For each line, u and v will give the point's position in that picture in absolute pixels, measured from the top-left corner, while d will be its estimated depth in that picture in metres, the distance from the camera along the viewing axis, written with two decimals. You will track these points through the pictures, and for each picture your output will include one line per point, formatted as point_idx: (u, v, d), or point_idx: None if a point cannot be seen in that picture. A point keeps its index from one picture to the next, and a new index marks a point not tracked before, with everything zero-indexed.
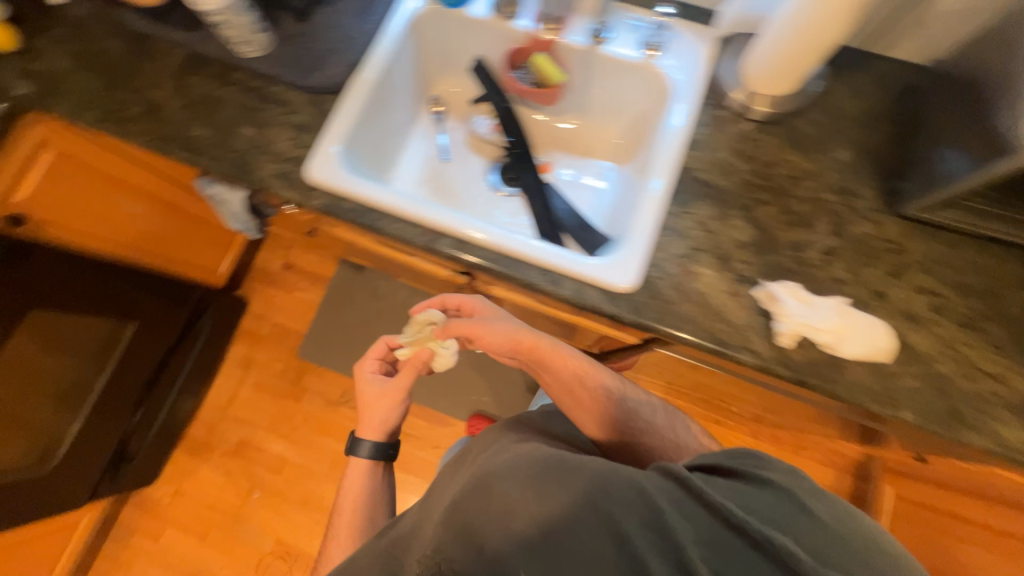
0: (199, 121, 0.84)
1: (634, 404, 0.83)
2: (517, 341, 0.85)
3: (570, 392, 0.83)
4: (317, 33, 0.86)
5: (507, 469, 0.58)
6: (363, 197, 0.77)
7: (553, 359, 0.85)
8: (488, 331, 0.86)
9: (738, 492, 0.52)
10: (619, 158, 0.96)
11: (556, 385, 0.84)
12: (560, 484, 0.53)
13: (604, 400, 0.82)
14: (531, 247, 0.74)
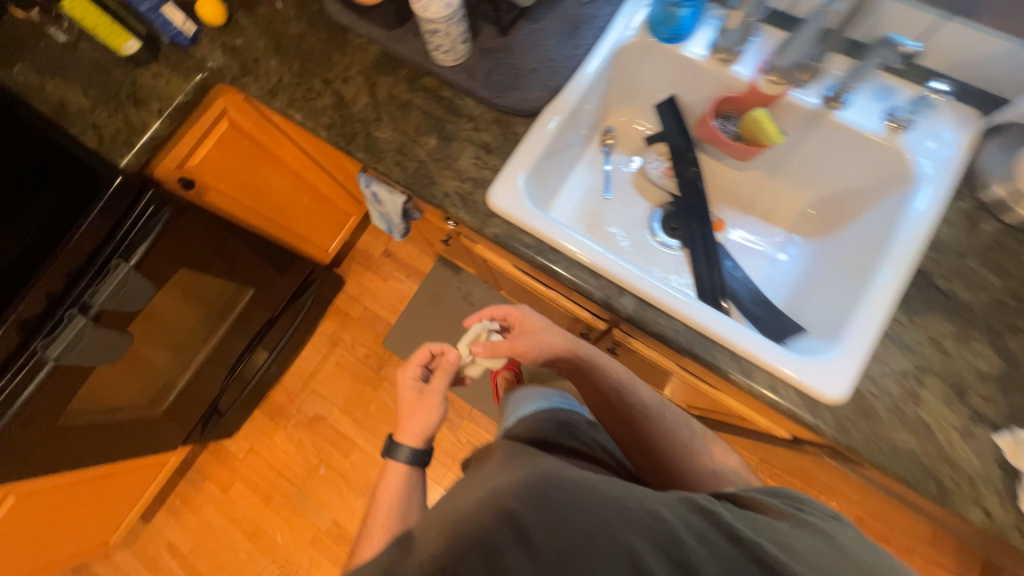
0: (384, 123, 0.82)
1: (672, 425, 0.77)
2: (561, 352, 0.79)
3: (611, 405, 0.77)
4: (517, 50, 0.81)
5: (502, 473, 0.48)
6: (548, 235, 0.72)
7: (600, 371, 0.79)
8: (534, 337, 0.81)
9: (764, 528, 0.49)
10: (802, 231, 0.86)
11: (598, 399, 0.78)
12: (568, 496, 0.45)
13: (644, 418, 0.76)
14: (724, 326, 0.66)
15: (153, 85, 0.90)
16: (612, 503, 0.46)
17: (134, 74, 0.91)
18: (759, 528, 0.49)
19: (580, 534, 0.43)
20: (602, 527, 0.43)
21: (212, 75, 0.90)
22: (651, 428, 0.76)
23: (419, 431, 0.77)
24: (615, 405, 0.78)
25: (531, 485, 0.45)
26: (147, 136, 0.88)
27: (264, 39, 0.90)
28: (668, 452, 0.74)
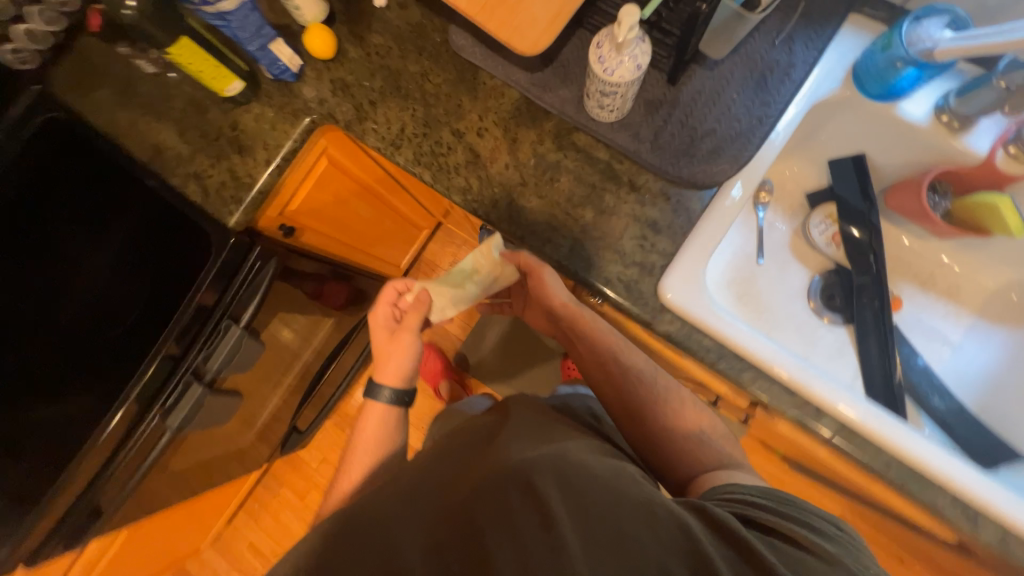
0: (529, 189, 0.71)
1: (666, 398, 0.70)
2: (553, 300, 0.71)
3: (607, 371, 0.71)
4: (692, 105, 0.68)
5: (522, 468, 0.50)
6: (733, 339, 0.63)
7: (594, 332, 0.72)
8: (542, 281, 0.71)
9: (797, 558, 0.45)
10: (991, 315, 0.76)
11: (592, 362, 0.72)
12: (575, 485, 0.47)
13: (640, 386, 0.70)
14: (944, 462, 0.58)
15: (258, 128, 0.80)
16: (617, 494, 0.47)
17: (235, 115, 0.80)
18: (795, 563, 0.45)
19: (589, 523, 0.44)
20: (611, 524, 0.44)
21: (322, 118, 0.80)
22: (640, 396, 0.69)
23: (398, 373, 0.73)
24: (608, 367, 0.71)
25: (552, 470, 0.48)
26: (255, 189, 0.79)
27: (379, 76, 0.78)
28: (653, 422, 0.68)
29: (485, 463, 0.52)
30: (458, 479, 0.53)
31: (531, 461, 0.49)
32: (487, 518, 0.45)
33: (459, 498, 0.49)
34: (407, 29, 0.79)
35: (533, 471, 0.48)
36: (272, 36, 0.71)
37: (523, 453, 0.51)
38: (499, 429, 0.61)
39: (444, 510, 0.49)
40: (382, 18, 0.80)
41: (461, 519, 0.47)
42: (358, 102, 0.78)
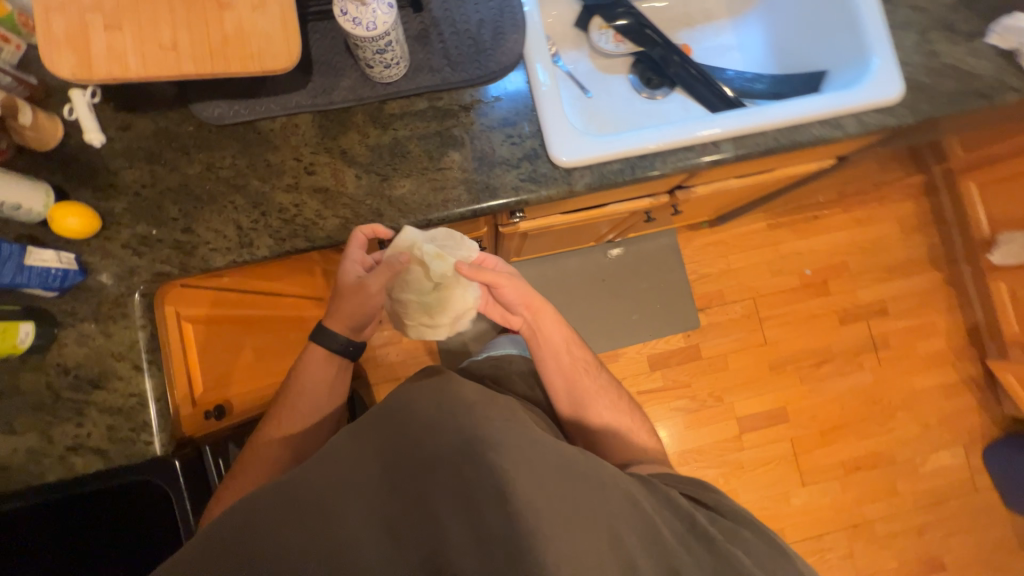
0: (394, 177, 0.70)
1: (599, 387, 0.84)
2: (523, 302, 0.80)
3: (556, 356, 0.84)
4: (451, 13, 0.71)
5: (517, 438, 0.50)
6: (630, 149, 0.71)
7: (555, 324, 0.84)
8: (512, 282, 0.79)
9: (734, 535, 0.54)
10: (738, 8, 0.95)
11: (545, 355, 0.83)
12: (555, 474, 0.49)
13: (576, 373, 0.84)
14: (799, 108, 0.73)
15: (92, 349, 0.66)
16: (590, 481, 0.50)
17: (54, 358, 0.65)
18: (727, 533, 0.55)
19: (558, 508, 0.46)
20: (581, 504, 0.48)
21: (150, 285, 0.68)
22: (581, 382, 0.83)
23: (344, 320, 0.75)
24: (563, 361, 0.84)
25: (526, 449, 0.49)
26: (150, 402, 0.66)
27: (170, 203, 0.68)
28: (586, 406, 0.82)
29: (455, 425, 0.50)
30: (404, 433, 0.49)
31: (498, 443, 0.49)
32: (450, 476, 0.46)
33: (414, 472, 0.47)
34: (154, 143, 0.69)
35: (501, 454, 0.48)
36: (18, 248, 0.58)
37: (492, 429, 0.50)
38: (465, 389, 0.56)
39: (390, 477, 0.46)
40: (117, 152, 0.68)
41: (409, 473, 0.47)
42: (172, 241, 0.67)
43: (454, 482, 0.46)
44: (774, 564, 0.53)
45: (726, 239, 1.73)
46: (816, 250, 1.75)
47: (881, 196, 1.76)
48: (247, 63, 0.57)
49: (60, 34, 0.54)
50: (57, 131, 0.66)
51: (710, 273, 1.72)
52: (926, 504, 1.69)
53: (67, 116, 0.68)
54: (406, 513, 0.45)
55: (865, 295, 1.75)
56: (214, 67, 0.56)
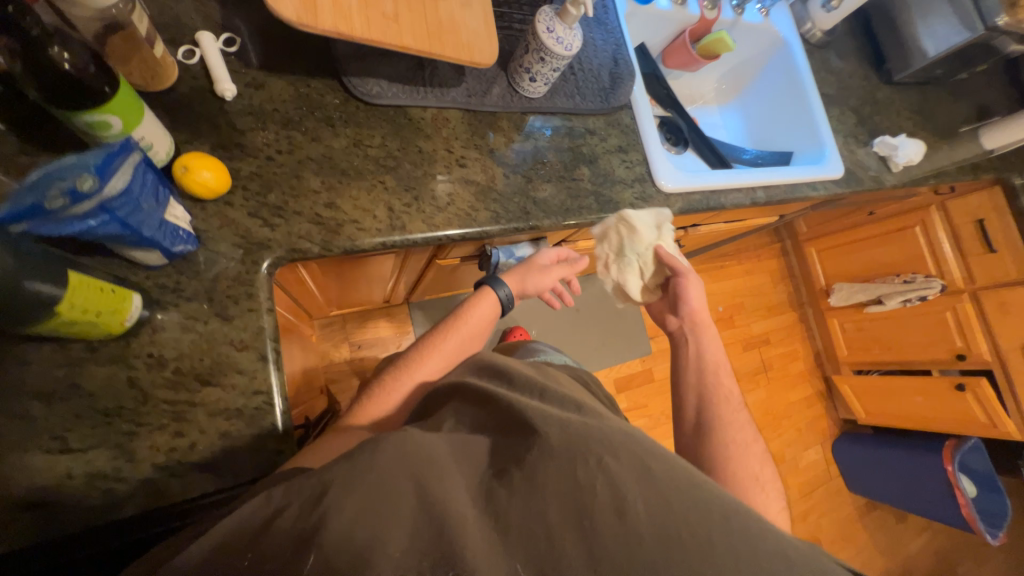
0: (536, 181, 0.75)
1: (737, 419, 0.70)
2: (692, 307, 0.80)
3: (697, 372, 0.77)
4: (578, 54, 0.83)
5: (625, 448, 0.45)
6: (706, 186, 0.90)
7: (711, 338, 0.80)
8: (693, 285, 0.82)
9: None
10: (723, 99, 1.29)
11: (689, 371, 0.78)
12: (683, 497, 0.42)
13: (718, 396, 0.73)
14: (795, 174, 1.03)
15: (201, 337, 0.52)
16: (719, 512, 0.42)
17: (144, 348, 0.50)
18: None
19: (674, 539, 0.39)
20: (706, 541, 0.40)
21: (276, 261, 0.58)
22: (708, 399, 0.73)
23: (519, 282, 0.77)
24: (702, 378, 0.76)
25: (638, 460, 0.44)
26: (276, 404, 0.54)
27: (311, 174, 0.61)
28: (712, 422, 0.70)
29: (559, 420, 0.47)
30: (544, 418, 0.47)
31: (613, 448, 0.45)
32: (559, 473, 0.42)
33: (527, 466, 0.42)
34: (292, 109, 0.62)
35: (617, 462, 0.43)
36: (167, 195, 0.46)
37: (607, 435, 0.46)
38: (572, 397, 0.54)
39: (515, 464, 0.43)
40: (245, 110, 0.59)
41: (537, 460, 0.43)
42: (313, 215, 0.60)
43: (572, 471, 0.42)
44: None
45: None
46: (723, 292, 2.22)
47: (759, 254, 2.35)
48: (460, 53, 0.60)
49: None
50: (175, 74, 0.55)
51: None
52: (805, 492, 2.16)
53: (186, 60, 0.57)
54: (516, 505, 0.40)
55: (756, 327, 2.26)
56: (431, 50, 0.57)
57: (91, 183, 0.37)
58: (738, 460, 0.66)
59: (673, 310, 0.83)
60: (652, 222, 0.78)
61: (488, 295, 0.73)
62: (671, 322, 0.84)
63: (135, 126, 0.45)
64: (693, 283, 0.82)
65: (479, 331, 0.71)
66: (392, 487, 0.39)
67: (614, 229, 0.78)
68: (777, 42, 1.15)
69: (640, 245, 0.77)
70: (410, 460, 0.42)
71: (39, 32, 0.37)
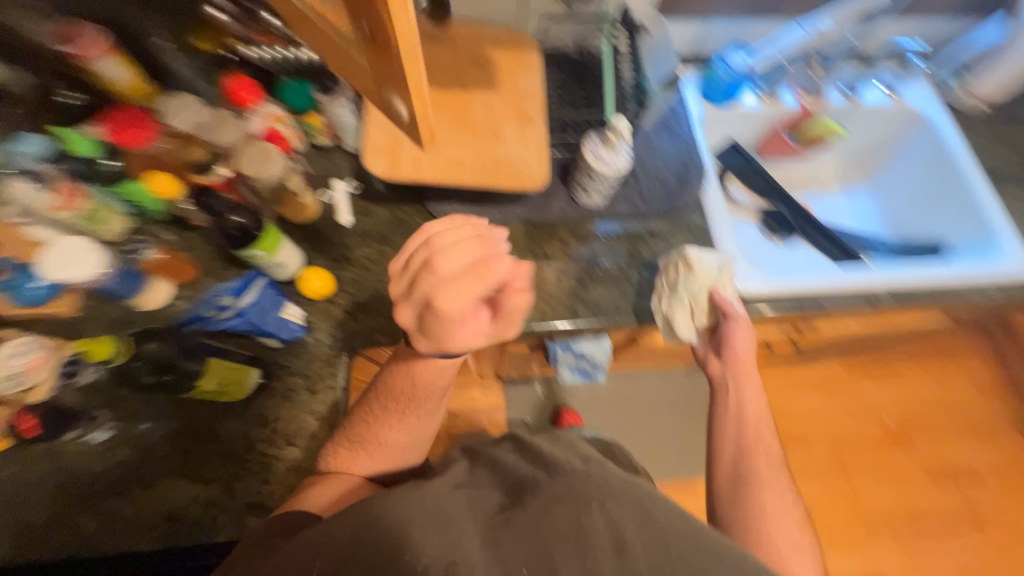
0: (589, 283, 0.78)
1: (775, 475, 0.74)
2: (736, 352, 0.75)
3: (737, 422, 0.77)
4: (644, 161, 0.86)
5: (620, 492, 0.48)
6: (800, 288, 0.79)
7: (751, 393, 0.78)
8: (744, 334, 0.76)
9: None
10: (850, 180, 1.11)
11: (729, 423, 0.78)
12: (687, 542, 0.45)
13: (753, 450, 0.75)
14: (950, 271, 0.83)
15: (294, 406, 0.68)
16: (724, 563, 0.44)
17: (257, 411, 0.67)
18: None
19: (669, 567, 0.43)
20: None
21: (353, 347, 0.72)
22: (749, 456, 0.75)
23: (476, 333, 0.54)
24: (738, 433, 0.77)
25: (629, 501, 0.47)
26: None
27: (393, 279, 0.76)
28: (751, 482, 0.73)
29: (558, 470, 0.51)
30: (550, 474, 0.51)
31: (613, 493, 0.48)
32: (562, 519, 0.45)
33: (529, 513, 0.46)
34: (387, 229, 0.80)
35: (614, 505, 0.47)
36: (280, 300, 0.65)
37: (608, 484, 0.49)
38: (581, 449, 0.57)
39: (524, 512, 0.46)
40: (354, 231, 0.79)
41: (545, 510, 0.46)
42: (388, 312, 0.74)
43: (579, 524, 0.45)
44: None
45: (803, 377, 1.73)
46: (894, 401, 1.72)
47: (954, 356, 1.79)
48: (511, 180, 0.70)
49: (381, 145, 0.68)
50: (316, 213, 0.77)
51: (790, 410, 1.68)
52: None
53: (324, 200, 0.80)
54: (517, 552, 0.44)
55: (955, 455, 1.68)
56: (486, 182, 0.69)
57: (228, 299, 0.64)
58: (770, 515, 0.70)
59: (714, 354, 0.79)
60: (711, 258, 0.75)
61: (431, 361, 0.58)
62: (712, 365, 0.79)
63: (275, 253, 0.65)
64: (746, 331, 0.76)
65: (434, 399, 0.62)
66: (430, 531, 0.44)
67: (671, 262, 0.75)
68: (912, 119, 1.00)
69: (696, 283, 0.73)
70: (426, 511, 0.47)
71: (219, 209, 0.61)
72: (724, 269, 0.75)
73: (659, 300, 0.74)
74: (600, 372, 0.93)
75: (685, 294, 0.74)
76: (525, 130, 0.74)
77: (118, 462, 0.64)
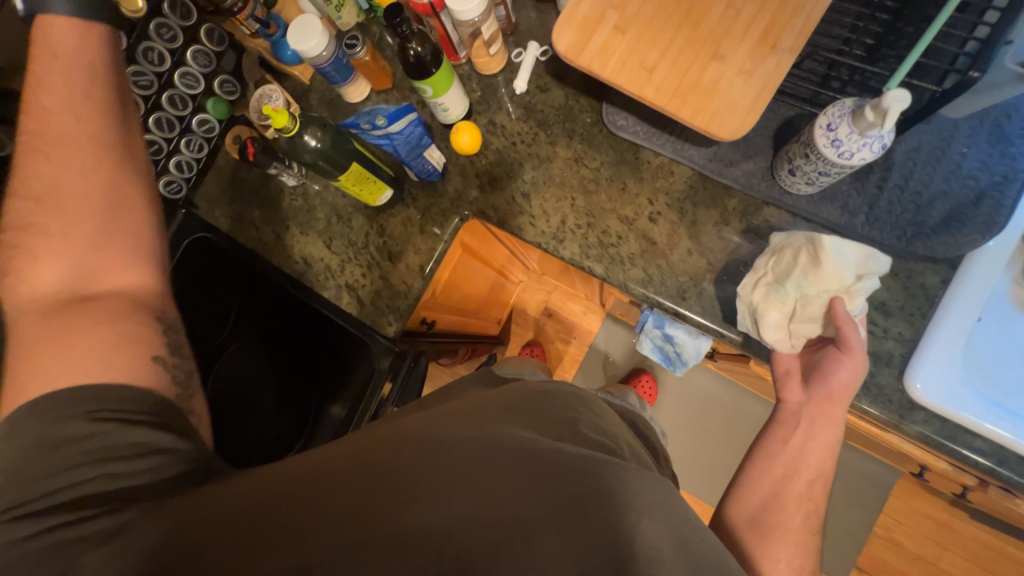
0: (721, 275, 0.65)
1: (810, 528, 0.58)
2: (829, 393, 0.57)
3: (794, 460, 0.60)
4: (913, 165, 0.59)
5: (644, 499, 0.42)
6: (1022, 448, 0.53)
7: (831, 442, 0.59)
8: (851, 371, 0.56)
9: None
10: None
11: (778, 459, 0.61)
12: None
13: (794, 498, 0.59)
14: None
15: (406, 233, 0.78)
16: None
17: (380, 220, 0.79)
18: None
19: None
20: None
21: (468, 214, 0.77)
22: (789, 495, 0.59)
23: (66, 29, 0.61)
24: (791, 473, 0.60)
25: (653, 508, 0.41)
26: (411, 296, 0.77)
27: (530, 166, 0.74)
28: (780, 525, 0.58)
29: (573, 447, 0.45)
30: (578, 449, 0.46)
31: (630, 483, 0.42)
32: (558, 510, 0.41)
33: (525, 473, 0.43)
34: (553, 113, 0.75)
35: (636, 507, 0.41)
36: (425, 142, 0.70)
37: (642, 485, 0.43)
38: (608, 427, 0.52)
39: (553, 485, 0.42)
40: (523, 102, 0.76)
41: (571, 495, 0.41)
42: (510, 195, 0.74)
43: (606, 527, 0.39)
44: None
45: (959, 531, 1.28)
46: None
47: None
48: (699, 115, 0.56)
49: (578, 16, 0.59)
50: (497, 67, 0.76)
51: (904, 547, 1.31)
52: None
53: (513, 56, 0.77)
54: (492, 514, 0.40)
55: None
56: (670, 107, 0.57)
57: (382, 122, 0.68)
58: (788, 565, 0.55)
59: (803, 378, 0.60)
60: (851, 259, 0.56)
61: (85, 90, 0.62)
62: (789, 390, 0.61)
63: (440, 94, 0.68)
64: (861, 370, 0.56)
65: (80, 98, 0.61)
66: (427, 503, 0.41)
67: (794, 248, 0.57)
68: None
69: (815, 283, 0.55)
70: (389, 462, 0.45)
71: (401, 34, 0.63)
72: (864, 276, 0.55)
73: (754, 286, 0.59)
74: (683, 366, 0.83)
75: (793, 290, 0.56)
76: (761, 59, 0.56)
77: (289, 202, 0.83)
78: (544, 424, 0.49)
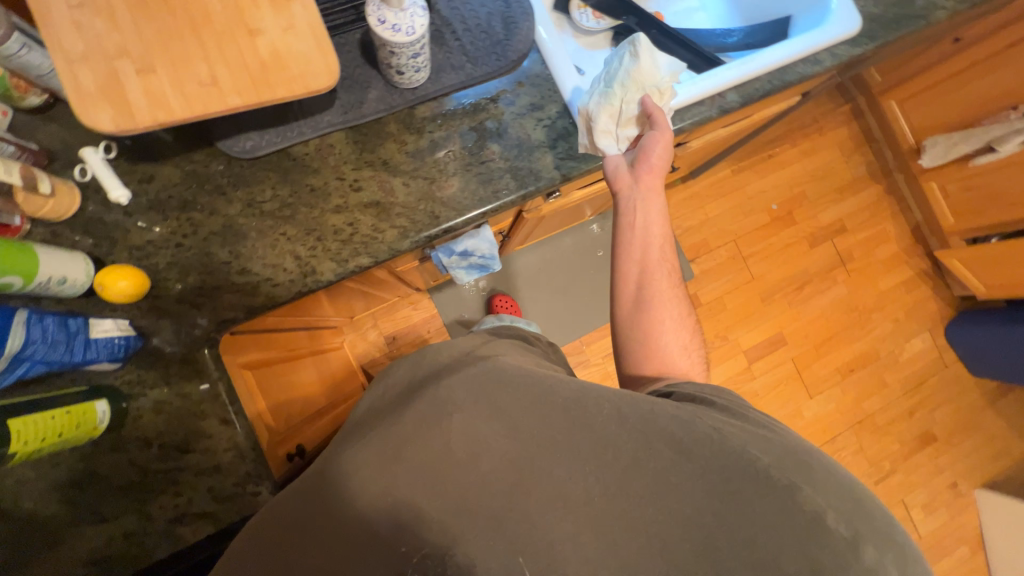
0: (440, 178, 0.71)
1: (671, 295, 0.76)
2: (653, 165, 0.73)
3: (641, 248, 0.76)
4: (458, 11, 0.72)
5: (463, 390, 0.56)
6: None
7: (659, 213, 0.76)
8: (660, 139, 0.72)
9: (835, 487, 0.54)
10: None
11: (635, 247, 0.76)
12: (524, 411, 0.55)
13: (654, 270, 0.76)
14: (786, 51, 0.82)
15: (172, 415, 0.62)
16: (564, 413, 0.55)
17: (131, 434, 0.61)
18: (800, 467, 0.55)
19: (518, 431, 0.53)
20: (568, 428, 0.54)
21: (213, 336, 0.66)
22: (642, 291, 0.76)
23: None
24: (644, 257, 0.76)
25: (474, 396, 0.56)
26: (246, 453, 0.64)
27: (218, 246, 0.65)
28: (645, 323, 0.75)
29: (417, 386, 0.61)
30: (445, 421, 0.54)
31: (451, 387, 0.57)
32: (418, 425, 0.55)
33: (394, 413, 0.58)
34: (184, 190, 0.66)
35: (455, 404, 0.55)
36: (82, 321, 0.54)
37: (464, 384, 0.57)
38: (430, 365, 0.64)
39: (446, 465, 0.52)
40: (145, 206, 0.64)
41: (468, 454, 0.53)
42: (230, 284, 0.65)
43: (510, 453, 0.53)
44: (837, 495, 0.53)
45: (699, 190, 1.85)
46: (778, 185, 1.91)
47: (821, 127, 1.96)
48: (293, 86, 0.56)
49: (90, 86, 0.50)
50: (75, 199, 0.62)
51: (692, 225, 1.83)
52: (909, 388, 1.92)
53: (80, 178, 0.63)
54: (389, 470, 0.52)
55: (826, 216, 1.94)
56: (260, 100, 0.55)
57: None
58: (663, 343, 0.74)
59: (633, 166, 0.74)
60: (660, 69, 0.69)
61: None
62: (623, 180, 0.74)
63: (36, 271, 0.52)
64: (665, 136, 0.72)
65: None
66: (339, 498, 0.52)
67: (619, 56, 0.70)
68: None
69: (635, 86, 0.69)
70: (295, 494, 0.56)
71: None
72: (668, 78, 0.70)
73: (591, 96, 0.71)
74: (495, 259, 0.91)
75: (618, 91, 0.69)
76: (287, 11, 0.57)
77: None
78: (416, 421, 0.54)
